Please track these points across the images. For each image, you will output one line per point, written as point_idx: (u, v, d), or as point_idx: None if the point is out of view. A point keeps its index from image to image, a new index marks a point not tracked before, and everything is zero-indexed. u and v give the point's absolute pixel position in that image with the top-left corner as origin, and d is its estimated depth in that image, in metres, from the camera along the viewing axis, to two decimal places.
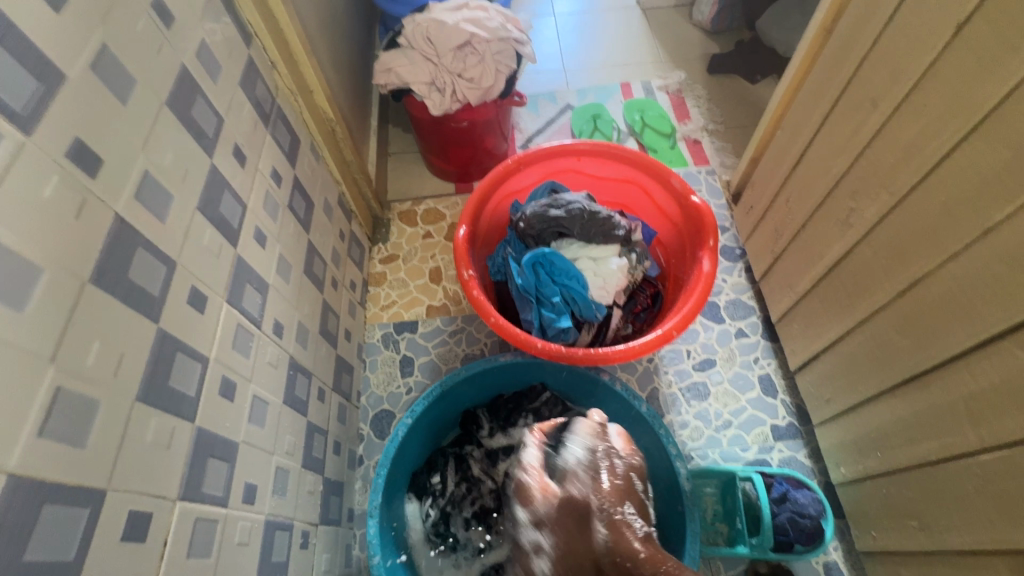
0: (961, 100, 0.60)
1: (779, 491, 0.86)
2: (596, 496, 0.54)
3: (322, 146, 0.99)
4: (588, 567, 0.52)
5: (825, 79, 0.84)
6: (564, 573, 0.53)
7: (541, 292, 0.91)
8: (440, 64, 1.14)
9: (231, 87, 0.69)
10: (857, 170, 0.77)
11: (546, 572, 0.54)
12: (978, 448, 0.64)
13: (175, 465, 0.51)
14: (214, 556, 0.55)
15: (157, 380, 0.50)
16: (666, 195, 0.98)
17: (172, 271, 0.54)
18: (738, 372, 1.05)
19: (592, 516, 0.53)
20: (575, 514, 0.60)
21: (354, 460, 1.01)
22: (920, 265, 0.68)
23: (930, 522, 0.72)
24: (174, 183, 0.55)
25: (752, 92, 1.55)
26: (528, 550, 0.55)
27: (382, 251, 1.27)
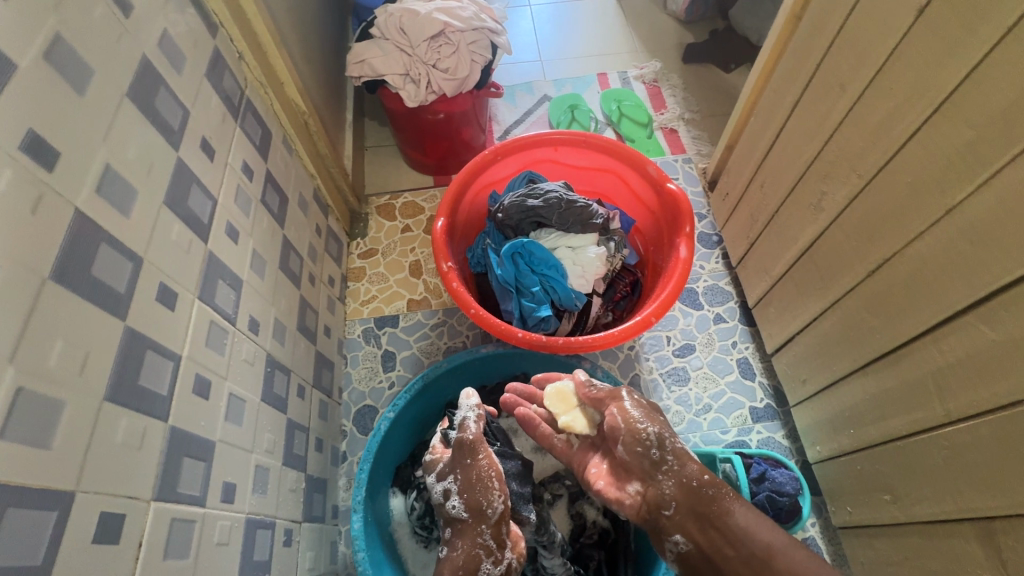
0: (925, 83, 0.61)
1: (758, 471, 0.88)
2: (652, 445, 0.68)
3: (295, 139, 0.98)
4: (486, 476, 0.70)
5: (795, 67, 0.85)
6: (471, 492, 0.69)
7: (521, 282, 0.91)
8: (414, 55, 1.12)
9: (197, 79, 0.67)
10: (827, 155, 0.78)
11: (459, 500, 0.70)
12: (944, 421, 0.66)
13: (149, 465, 0.50)
14: (193, 555, 0.54)
15: (126, 379, 0.48)
16: (643, 182, 0.98)
17: (139, 268, 0.52)
18: (717, 356, 1.07)
19: (659, 471, 0.68)
20: (487, 458, 0.73)
21: (337, 457, 1.01)
22: (887, 246, 0.70)
23: (901, 494, 0.74)
24: (139, 178, 0.54)
25: (727, 81, 1.56)
26: (442, 492, 0.72)
27: (361, 246, 1.25)
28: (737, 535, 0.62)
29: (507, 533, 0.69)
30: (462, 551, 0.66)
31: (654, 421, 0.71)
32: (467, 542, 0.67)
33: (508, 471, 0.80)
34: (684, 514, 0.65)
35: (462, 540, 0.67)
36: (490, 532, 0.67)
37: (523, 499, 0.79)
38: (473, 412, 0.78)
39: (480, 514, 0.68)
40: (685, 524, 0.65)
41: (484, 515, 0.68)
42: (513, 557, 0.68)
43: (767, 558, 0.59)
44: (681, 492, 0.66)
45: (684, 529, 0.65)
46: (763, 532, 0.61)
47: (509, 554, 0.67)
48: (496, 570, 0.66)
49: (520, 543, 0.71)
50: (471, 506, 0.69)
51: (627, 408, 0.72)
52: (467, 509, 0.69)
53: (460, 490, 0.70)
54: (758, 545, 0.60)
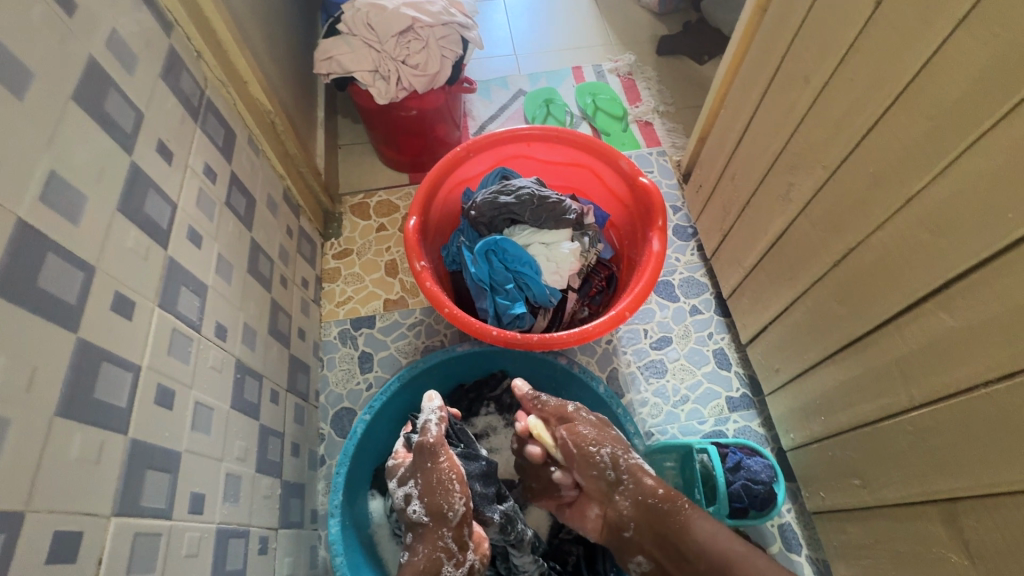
0: (884, 73, 0.62)
1: (733, 460, 0.88)
2: (604, 466, 0.73)
3: (261, 139, 0.95)
4: (447, 479, 0.71)
5: (761, 58, 0.85)
6: (432, 496, 0.70)
7: (495, 280, 0.90)
8: (383, 51, 1.11)
9: (151, 79, 0.65)
10: (794, 147, 0.79)
11: (420, 505, 0.70)
12: (909, 406, 0.67)
13: (108, 479, 0.49)
14: (159, 570, 0.53)
15: (80, 393, 0.47)
16: (616, 176, 0.98)
17: (91, 277, 0.50)
18: (694, 348, 1.08)
19: (616, 490, 0.72)
20: (448, 461, 0.73)
21: (315, 461, 1.00)
22: (853, 235, 0.71)
23: (870, 478, 0.75)
24: (89, 184, 0.52)
25: (701, 73, 1.57)
26: (404, 497, 0.73)
27: (335, 246, 1.24)
28: (695, 547, 0.64)
29: (469, 535, 0.70)
30: (424, 555, 0.67)
31: (608, 442, 0.74)
32: (429, 545, 0.68)
33: (471, 472, 0.79)
34: (643, 531, 0.69)
35: (424, 545, 0.68)
36: (451, 535, 0.68)
37: (487, 499, 0.79)
38: (437, 415, 0.80)
39: (442, 518, 0.69)
40: (645, 543, 0.69)
41: (446, 518, 0.69)
42: (476, 557, 0.69)
43: (728, 564, 0.62)
44: (637, 512, 0.69)
45: (645, 550, 0.69)
46: (722, 540, 0.64)
47: (471, 555, 0.69)
48: (458, 571, 0.67)
49: (483, 543, 0.72)
50: (432, 510, 0.69)
51: (578, 430, 0.75)
52: (428, 513, 0.69)
53: (421, 495, 0.70)
54: (715, 559, 0.63)
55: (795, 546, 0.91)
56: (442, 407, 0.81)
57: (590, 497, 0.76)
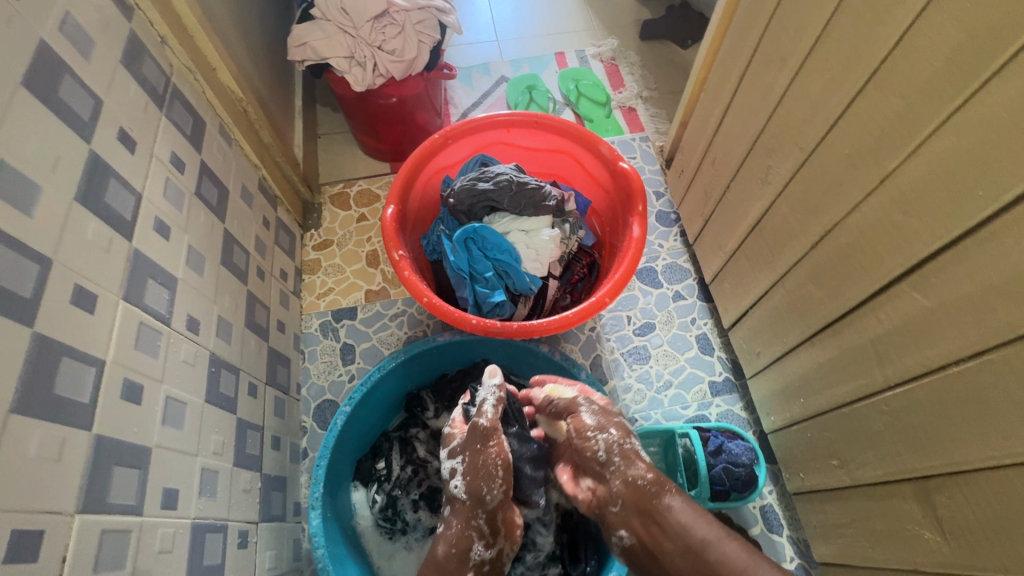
0: (858, 53, 0.62)
1: (714, 444, 0.89)
2: (601, 450, 0.70)
3: (233, 128, 0.93)
4: (493, 464, 0.69)
5: (739, 40, 0.85)
6: (475, 477, 0.69)
7: (474, 268, 0.90)
8: (358, 37, 1.08)
9: (111, 65, 0.63)
10: (772, 130, 0.79)
11: (461, 482, 0.70)
12: (884, 386, 0.68)
13: (71, 477, 0.47)
14: (129, 566, 0.52)
15: (37, 389, 0.46)
16: (596, 162, 0.98)
17: (49, 271, 0.49)
18: (677, 333, 1.08)
19: (607, 471, 0.69)
20: (497, 446, 0.71)
21: (297, 454, 0.99)
22: (829, 217, 0.71)
23: (847, 459, 0.76)
24: (43, 174, 0.50)
25: (684, 58, 1.56)
26: (448, 471, 0.73)
27: (315, 237, 1.22)
28: (675, 529, 0.62)
29: (504, 521, 0.68)
30: (456, 530, 0.67)
31: (610, 427, 0.71)
32: (461, 519, 0.68)
33: (523, 455, 0.77)
34: (629, 511, 0.66)
35: (458, 519, 0.68)
36: (485, 517, 0.67)
37: (536, 484, 0.77)
38: (493, 395, 0.76)
39: (479, 500, 0.68)
40: (630, 520, 0.66)
41: (483, 501, 0.68)
42: (507, 545, 0.68)
43: (702, 550, 0.60)
44: (627, 493, 0.66)
45: (628, 524, 0.66)
46: (699, 527, 0.61)
47: (503, 541, 0.68)
48: (487, 552, 0.67)
49: (519, 530, 0.69)
50: (472, 490, 0.69)
51: (581, 415, 0.73)
52: (468, 492, 0.69)
53: (465, 473, 0.70)
54: (694, 541, 0.61)
55: (776, 527, 0.92)
56: (500, 387, 0.77)
57: (583, 475, 0.73)
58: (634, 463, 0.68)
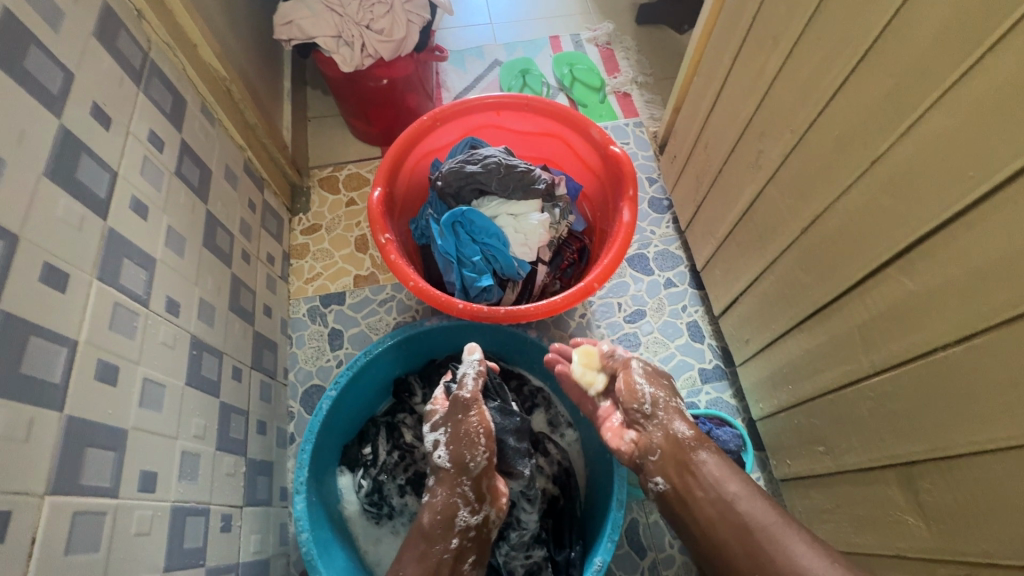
0: (851, 31, 0.60)
1: (702, 430, 0.89)
2: (646, 403, 0.74)
3: (216, 108, 0.91)
4: (475, 432, 0.72)
5: (732, 20, 0.83)
6: (458, 445, 0.71)
7: (462, 252, 0.88)
8: (345, 16, 1.06)
9: (81, 36, 0.60)
10: (763, 112, 0.77)
11: (445, 452, 0.72)
12: (869, 372, 0.67)
13: (40, 458, 0.46)
14: (104, 549, 0.52)
15: (1, 368, 0.44)
16: (588, 146, 0.96)
17: (14, 247, 0.48)
18: (667, 321, 1.07)
19: (649, 423, 0.73)
20: (477, 415, 0.73)
21: (284, 439, 0.98)
22: (819, 201, 0.70)
23: (833, 445, 0.76)
24: (7, 147, 0.48)
25: (680, 43, 1.53)
26: (432, 443, 0.74)
27: (303, 221, 1.20)
28: (709, 480, 0.67)
29: (488, 488, 0.72)
30: (442, 497, 0.70)
31: (656, 384, 0.76)
32: (446, 488, 0.71)
33: (505, 427, 0.80)
34: (668, 461, 0.70)
35: (443, 488, 0.71)
36: (470, 484, 0.70)
37: (521, 454, 0.81)
38: (474, 369, 0.78)
39: (463, 468, 0.71)
40: (665, 469, 0.71)
41: (467, 469, 0.71)
42: (491, 510, 0.71)
43: (732, 502, 0.65)
44: (665, 444, 0.71)
45: (664, 472, 0.71)
46: (732, 482, 0.67)
47: (488, 506, 0.71)
48: (473, 518, 0.70)
49: (501, 496, 0.73)
50: (455, 458, 0.71)
51: (630, 369, 0.77)
52: (451, 461, 0.71)
53: (447, 443, 0.72)
54: (727, 493, 0.66)
55: None
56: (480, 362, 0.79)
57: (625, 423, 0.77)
58: (678, 420, 0.72)
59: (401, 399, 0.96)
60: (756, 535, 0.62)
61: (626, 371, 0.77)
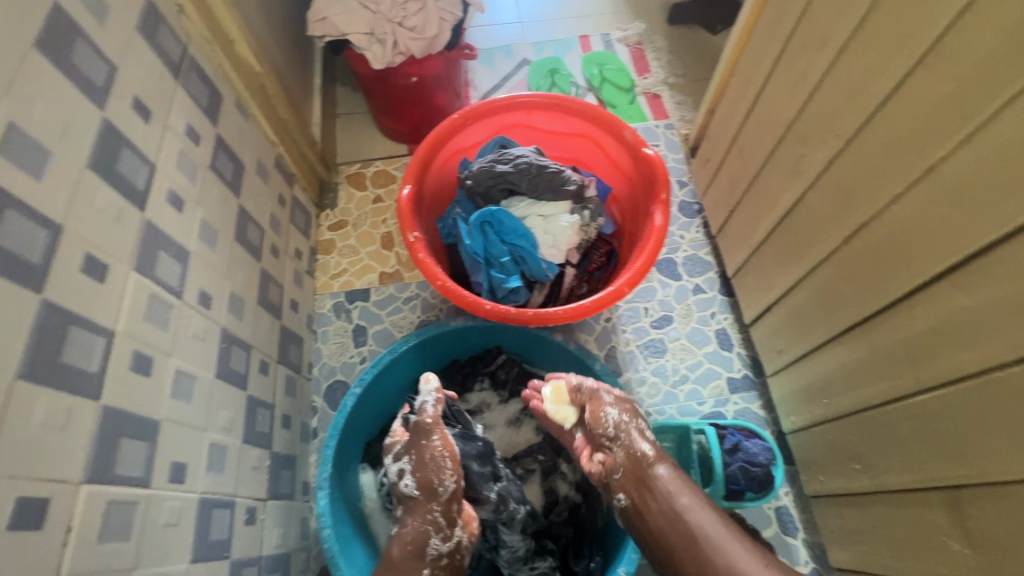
0: (907, 32, 0.57)
1: (732, 442, 0.87)
2: (610, 427, 0.75)
3: (250, 103, 0.92)
4: (439, 457, 0.72)
5: (775, 20, 0.80)
6: (424, 471, 0.72)
7: (490, 252, 0.87)
8: (379, 13, 1.06)
9: (124, 30, 0.61)
10: (806, 116, 0.75)
11: (411, 479, 0.72)
12: (915, 389, 0.64)
13: (77, 446, 0.47)
14: (135, 539, 0.52)
15: (44, 356, 0.45)
16: (619, 148, 0.94)
17: (58, 237, 0.48)
18: (695, 328, 1.05)
19: (612, 444, 0.74)
20: (440, 439, 0.74)
21: (307, 433, 0.99)
22: (866, 209, 0.67)
23: (870, 463, 0.73)
24: (53, 139, 0.49)
25: (712, 44, 1.50)
26: (395, 472, 0.74)
27: (330, 217, 1.21)
28: (662, 493, 0.67)
29: (458, 512, 0.72)
30: (413, 527, 0.70)
31: (622, 409, 0.77)
32: (417, 517, 0.70)
33: (467, 452, 0.78)
34: (628, 478, 0.70)
35: (412, 517, 0.71)
36: (440, 510, 0.70)
37: (485, 479, 0.78)
38: (433, 397, 0.77)
39: (431, 493, 0.71)
40: (626, 484, 0.70)
41: (435, 493, 0.71)
42: (464, 534, 0.72)
43: (682, 512, 0.65)
44: (625, 460, 0.72)
45: (624, 488, 0.70)
46: (683, 492, 0.67)
47: (459, 531, 0.71)
48: (445, 545, 0.69)
49: (472, 521, 0.75)
50: (422, 484, 0.71)
51: (598, 397, 0.78)
52: (418, 487, 0.71)
53: (413, 471, 0.72)
54: (677, 503, 0.66)
55: (790, 529, 0.90)
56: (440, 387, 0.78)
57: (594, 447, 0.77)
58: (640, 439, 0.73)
59: (399, 409, 0.95)
60: (700, 544, 0.63)
61: (597, 400, 0.78)
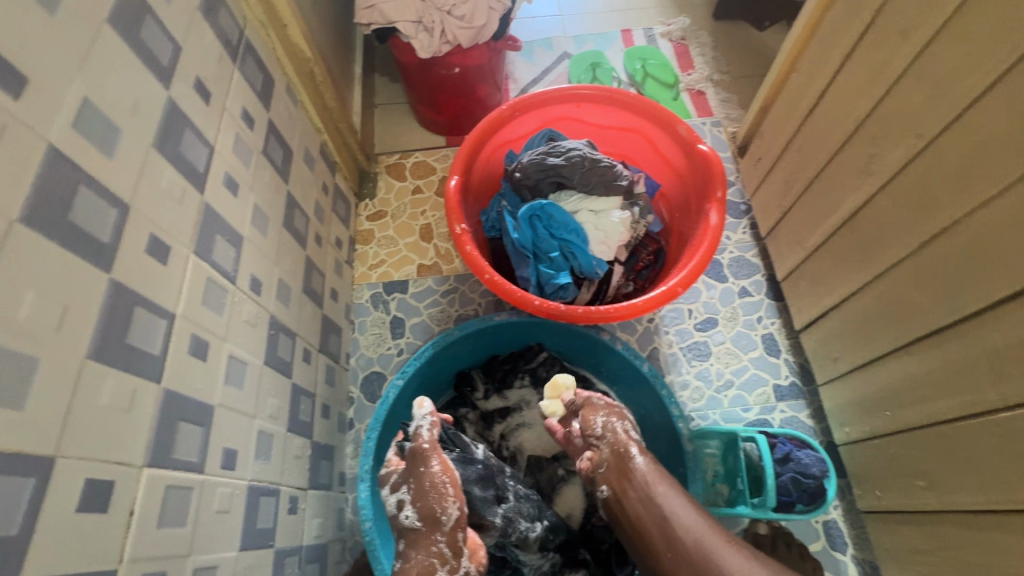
0: (1013, 23, 0.54)
1: (782, 451, 0.84)
2: (598, 427, 0.69)
3: (299, 89, 0.91)
4: (442, 483, 0.59)
5: (849, 13, 0.76)
6: (425, 500, 0.59)
7: (538, 247, 0.86)
8: (427, 0, 1.04)
9: (189, 9, 0.60)
10: (882, 113, 0.71)
11: (412, 509, 0.59)
12: (999, 405, 0.61)
13: (140, 429, 0.46)
14: (190, 525, 0.51)
15: (113, 337, 0.44)
16: (672, 143, 0.91)
17: (127, 216, 0.47)
18: (741, 332, 1.01)
19: (595, 442, 0.69)
20: (440, 464, 0.61)
21: (344, 424, 0.98)
22: (948, 213, 0.64)
23: (938, 480, 0.70)
24: (124, 116, 0.48)
25: (760, 40, 1.46)
26: (394, 503, 0.61)
27: (369, 208, 1.20)
28: (642, 485, 0.63)
29: (465, 540, 0.59)
30: (416, 562, 0.56)
31: (607, 409, 0.72)
32: (421, 550, 0.57)
33: (467, 476, 0.68)
34: (611, 472, 0.65)
35: (416, 552, 0.57)
36: (445, 541, 0.57)
37: (490, 502, 0.69)
38: (429, 420, 0.65)
39: (434, 522, 0.58)
40: (609, 478, 0.65)
41: (439, 523, 0.58)
42: (471, 565, 0.58)
43: (660, 501, 0.61)
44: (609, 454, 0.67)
45: (606, 482, 0.65)
46: (663, 484, 0.63)
47: (466, 562, 0.57)
48: None
49: (480, 551, 0.61)
50: (425, 514, 0.58)
51: (591, 403, 0.73)
52: (420, 517, 0.58)
53: (413, 498, 0.59)
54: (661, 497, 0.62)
55: (839, 545, 0.86)
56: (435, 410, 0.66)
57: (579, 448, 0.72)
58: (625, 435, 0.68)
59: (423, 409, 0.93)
60: (682, 540, 0.58)
61: (589, 406, 0.73)
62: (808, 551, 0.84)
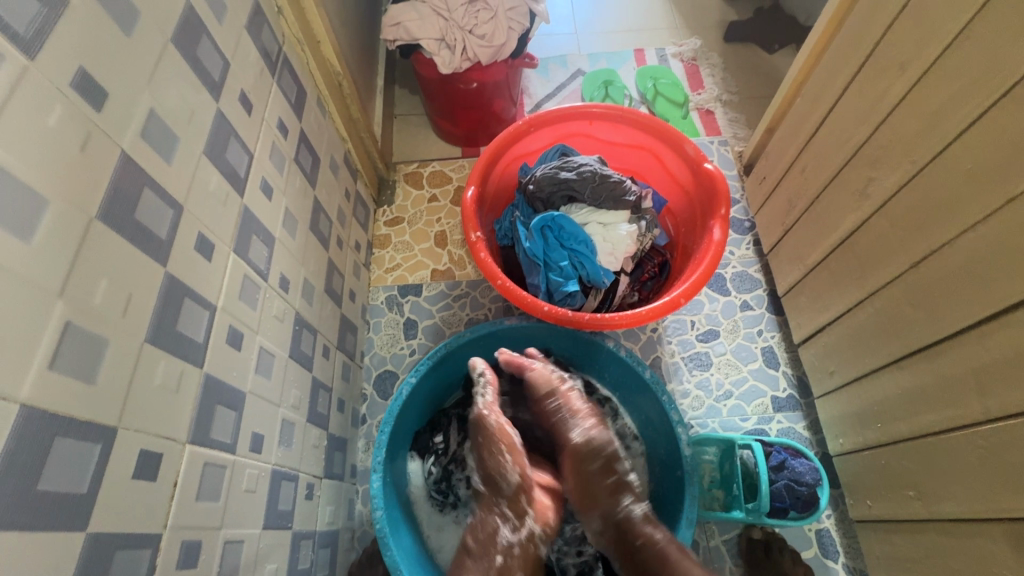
0: (1000, 62, 0.58)
1: (778, 459, 0.88)
2: (618, 476, 0.84)
3: (329, 101, 0.97)
4: (501, 450, 0.83)
5: (851, 43, 0.81)
6: (487, 461, 0.84)
7: (549, 256, 0.90)
8: (451, 20, 1.10)
9: (238, 29, 0.65)
10: (879, 139, 0.75)
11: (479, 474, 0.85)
12: (983, 419, 0.64)
13: (184, 409, 0.51)
14: (222, 500, 0.56)
15: (166, 323, 0.49)
16: (679, 161, 0.96)
17: (180, 216, 0.52)
18: (742, 344, 1.05)
19: (622, 491, 0.83)
20: (497, 424, 0.84)
21: (357, 419, 1.03)
22: (938, 236, 0.67)
23: (927, 491, 0.73)
24: (181, 126, 0.54)
25: (769, 62, 1.50)
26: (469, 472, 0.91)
27: (387, 213, 1.25)
28: (667, 561, 0.75)
29: (529, 505, 0.82)
30: (482, 519, 0.82)
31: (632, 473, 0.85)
32: (485, 508, 0.83)
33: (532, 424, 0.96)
34: (624, 526, 0.80)
35: (482, 509, 0.83)
36: (507, 505, 0.82)
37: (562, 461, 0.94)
38: (488, 387, 0.88)
39: (495, 487, 0.83)
40: (623, 539, 0.80)
41: (500, 488, 0.83)
42: (535, 524, 0.82)
43: (677, 560, 0.75)
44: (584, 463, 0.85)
45: (619, 538, 0.81)
46: (684, 562, 0.75)
47: (529, 522, 0.81)
48: (516, 534, 0.81)
49: (546, 514, 0.84)
50: (488, 479, 0.84)
51: (601, 433, 0.86)
52: (485, 482, 0.84)
53: (481, 469, 0.84)
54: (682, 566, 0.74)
55: (831, 552, 0.89)
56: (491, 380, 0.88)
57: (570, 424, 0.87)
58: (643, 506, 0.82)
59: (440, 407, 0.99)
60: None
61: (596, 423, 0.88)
62: (800, 557, 0.87)
